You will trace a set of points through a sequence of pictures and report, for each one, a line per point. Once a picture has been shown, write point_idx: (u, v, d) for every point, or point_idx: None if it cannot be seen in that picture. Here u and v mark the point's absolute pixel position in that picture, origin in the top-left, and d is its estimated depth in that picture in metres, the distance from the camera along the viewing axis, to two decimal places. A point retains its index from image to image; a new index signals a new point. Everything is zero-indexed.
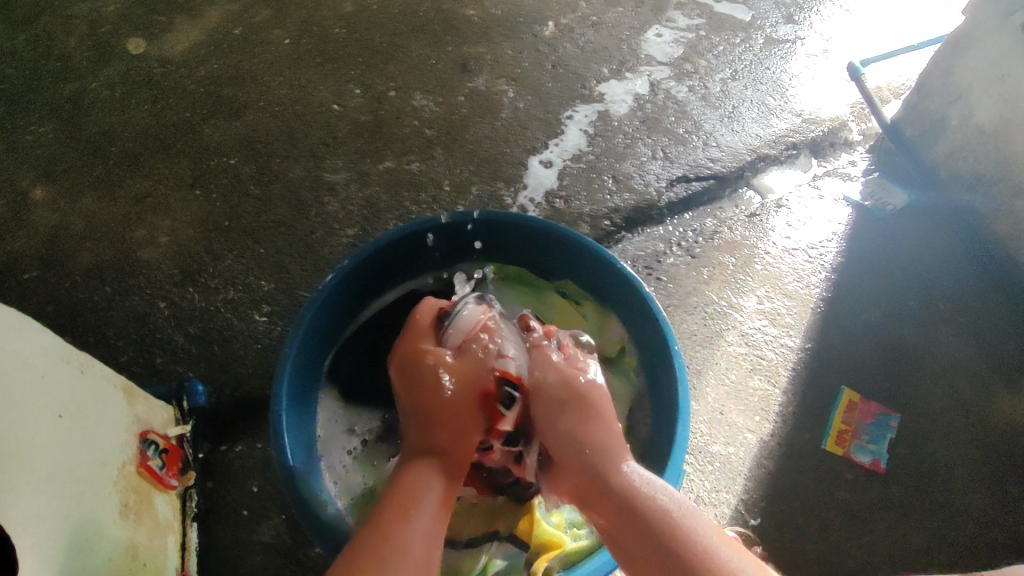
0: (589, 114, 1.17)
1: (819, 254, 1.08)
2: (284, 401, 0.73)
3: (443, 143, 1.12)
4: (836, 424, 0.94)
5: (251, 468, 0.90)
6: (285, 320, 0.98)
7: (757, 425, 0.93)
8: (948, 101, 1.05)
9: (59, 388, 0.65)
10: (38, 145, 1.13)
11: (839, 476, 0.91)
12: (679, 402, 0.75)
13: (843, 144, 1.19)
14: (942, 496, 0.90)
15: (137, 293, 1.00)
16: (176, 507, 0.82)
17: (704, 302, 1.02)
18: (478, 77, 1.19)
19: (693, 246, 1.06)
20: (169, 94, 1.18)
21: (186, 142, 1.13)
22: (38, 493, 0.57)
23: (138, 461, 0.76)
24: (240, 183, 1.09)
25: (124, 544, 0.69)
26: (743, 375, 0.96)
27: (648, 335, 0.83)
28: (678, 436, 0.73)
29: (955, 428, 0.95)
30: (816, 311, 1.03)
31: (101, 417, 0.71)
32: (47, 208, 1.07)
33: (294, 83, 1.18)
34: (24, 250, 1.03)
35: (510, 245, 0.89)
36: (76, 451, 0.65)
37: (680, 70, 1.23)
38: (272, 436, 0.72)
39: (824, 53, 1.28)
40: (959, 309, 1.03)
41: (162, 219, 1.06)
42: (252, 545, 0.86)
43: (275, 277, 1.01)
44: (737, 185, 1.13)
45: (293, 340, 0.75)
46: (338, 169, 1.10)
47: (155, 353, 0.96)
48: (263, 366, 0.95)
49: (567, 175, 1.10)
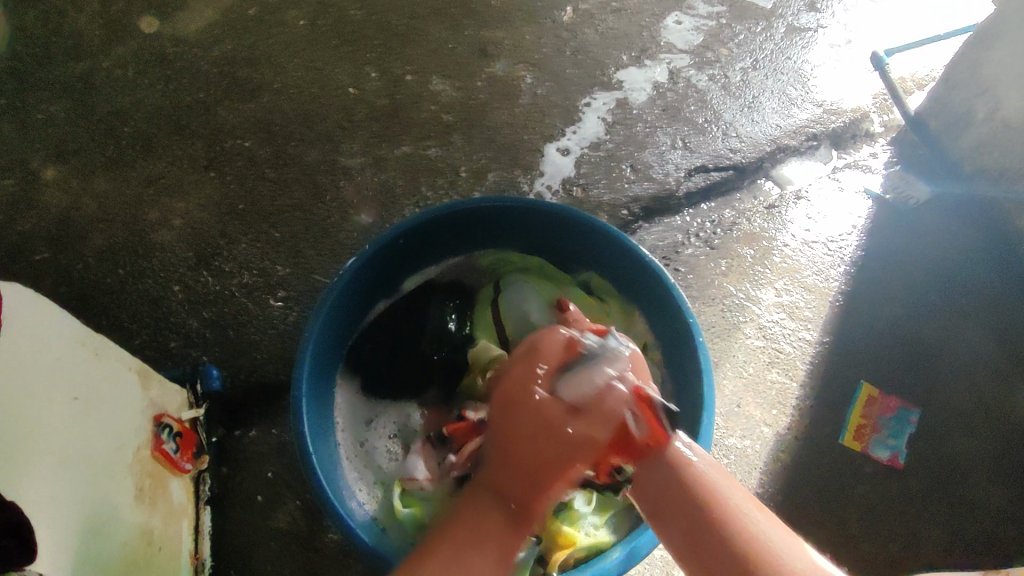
0: (608, 101, 1.15)
1: (839, 248, 1.07)
2: (304, 386, 0.73)
3: (460, 129, 1.11)
4: (853, 419, 0.93)
5: (266, 454, 0.90)
6: (301, 305, 0.98)
7: (775, 419, 0.92)
8: (975, 93, 1.02)
9: (74, 371, 0.64)
10: (51, 124, 1.12)
11: (856, 471, 0.91)
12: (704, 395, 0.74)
13: (865, 136, 1.17)
14: (959, 493, 0.90)
15: (150, 277, 1.00)
16: (190, 491, 0.82)
17: (722, 295, 1.01)
18: (496, 63, 1.17)
19: (712, 237, 1.05)
20: (182, 74, 1.16)
21: (200, 124, 1.12)
22: (53, 477, 0.57)
23: (153, 446, 0.75)
24: (255, 166, 1.08)
25: (139, 528, 0.69)
26: (761, 368, 0.96)
27: (672, 327, 0.81)
28: (703, 426, 0.72)
29: (974, 425, 0.94)
30: (835, 305, 1.02)
31: (116, 400, 0.70)
32: (60, 189, 1.06)
33: (310, 66, 1.17)
34: (37, 230, 1.03)
35: (527, 233, 0.88)
36: (91, 433, 0.64)
37: (701, 57, 1.21)
38: (292, 423, 0.71)
39: (847, 43, 1.26)
40: (980, 304, 1.02)
41: (176, 202, 1.05)
42: (267, 530, 0.86)
43: (289, 261, 1.00)
44: (757, 176, 1.11)
45: (313, 325, 0.74)
46: (353, 153, 1.09)
47: (169, 337, 0.96)
48: (278, 352, 0.95)
49: (585, 163, 1.09)
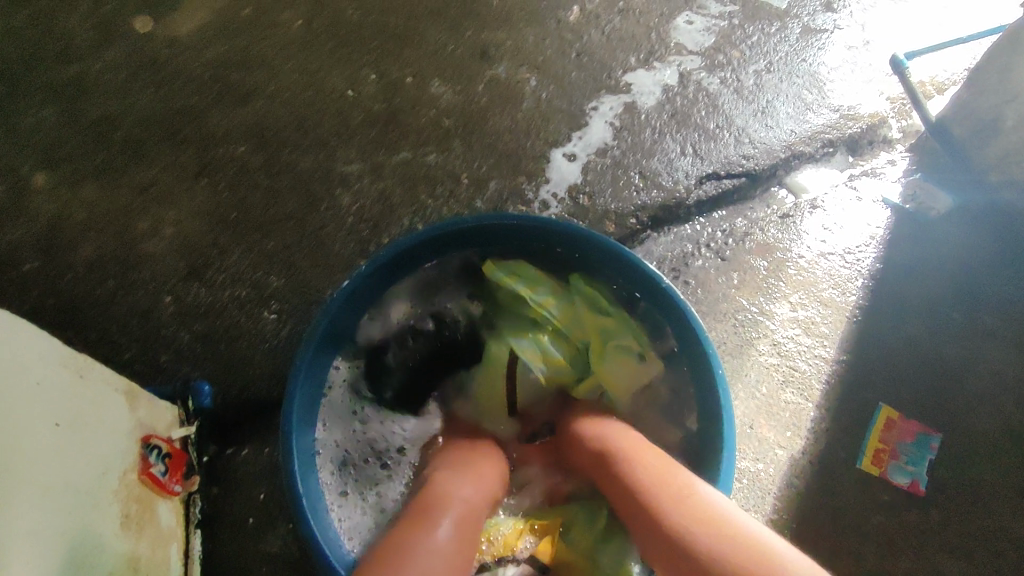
0: (615, 105, 1.11)
1: (856, 260, 1.02)
2: (293, 418, 0.69)
3: (461, 134, 1.07)
4: (871, 442, 0.89)
5: (258, 474, 0.86)
6: (295, 319, 0.94)
7: (789, 442, 0.88)
8: (1004, 99, 0.96)
9: (56, 396, 0.61)
10: (41, 128, 1.09)
11: (873, 496, 0.87)
12: (726, 433, 0.71)
13: (883, 142, 1.13)
14: (982, 522, 0.86)
15: (141, 287, 0.97)
16: (179, 515, 0.79)
17: (734, 309, 0.97)
18: (498, 65, 1.13)
19: (723, 249, 1.01)
20: (176, 76, 1.13)
21: (193, 129, 1.08)
22: (35, 509, 0.54)
23: (140, 469, 0.72)
24: (249, 173, 1.04)
25: (124, 557, 0.66)
26: (775, 388, 0.92)
27: (688, 354, 0.78)
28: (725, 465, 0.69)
29: (998, 449, 0.90)
30: (852, 321, 0.97)
31: (101, 423, 0.67)
32: (50, 195, 1.03)
33: (306, 68, 1.13)
34: (25, 238, 1.00)
35: (529, 246, 0.84)
36: (73, 460, 0.61)
37: (711, 60, 1.16)
38: (280, 456, 0.68)
39: (863, 44, 1.21)
40: (1004, 322, 0.98)
41: (168, 209, 1.02)
42: (259, 555, 0.83)
43: (285, 273, 0.97)
44: (770, 185, 1.07)
45: (303, 353, 0.71)
46: (351, 160, 1.05)
47: (160, 351, 0.92)
48: (271, 368, 0.91)
49: (591, 171, 1.05)
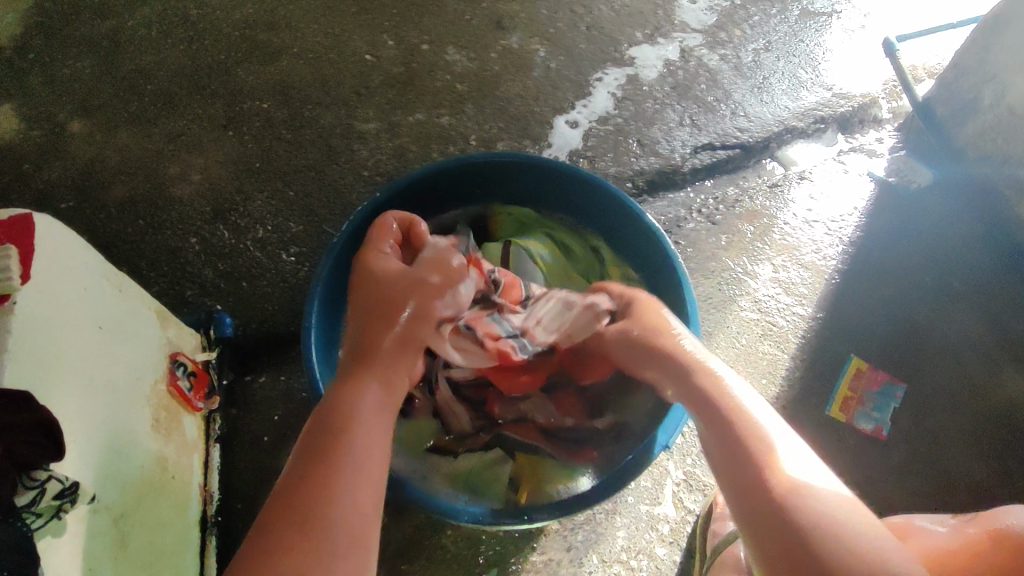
0: (619, 77, 1.17)
1: (839, 229, 1.09)
2: (315, 318, 0.75)
3: (473, 99, 1.13)
4: (841, 391, 0.97)
5: (272, 399, 0.94)
6: (311, 262, 1.02)
7: (764, 388, 0.96)
8: (983, 79, 1.03)
9: (100, 302, 0.68)
10: (76, 80, 1.16)
11: (843, 440, 0.95)
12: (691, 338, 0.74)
13: (873, 121, 1.19)
14: (941, 466, 0.94)
15: (169, 227, 1.04)
16: (201, 428, 0.86)
17: (721, 268, 1.04)
18: (511, 36, 1.19)
19: (714, 213, 1.08)
20: (205, 35, 1.19)
21: (219, 84, 1.15)
22: (82, 397, 0.61)
23: (169, 381, 0.79)
24: (272, 128, 1.11)
25: (155, 455, 0.73)
26: (755, 339, 0.99)
27: (669, 290, 0.82)
28: None
29: (960, 403, 0.98)
30: (830, 283, 1.05)
31: (137, 334, 0.73)
32: (84, 141, 1.10)
33: (328, 32, 1.19)
34: (62, 178, 1.07)
35: (549, 192, 0.88)
36: (115, 359, 0.68)
37: (713, 37, 1.22)
38: (301, 349, 0.73)
39: (861, 28, 1.26)
40: (976, 289, 1.05)
41: (195, 157, 1.09)
42: (272, 469, 0.91)
43: (303, 219, 1.04)
44: (762, 156, 1.13)
45: (326, 260, 0.76)
46: (368, 118, 1.12)
47: (185, 285, 1.00)
48: (288, 304, 0.99)
49: (593, 137, 1.12)
